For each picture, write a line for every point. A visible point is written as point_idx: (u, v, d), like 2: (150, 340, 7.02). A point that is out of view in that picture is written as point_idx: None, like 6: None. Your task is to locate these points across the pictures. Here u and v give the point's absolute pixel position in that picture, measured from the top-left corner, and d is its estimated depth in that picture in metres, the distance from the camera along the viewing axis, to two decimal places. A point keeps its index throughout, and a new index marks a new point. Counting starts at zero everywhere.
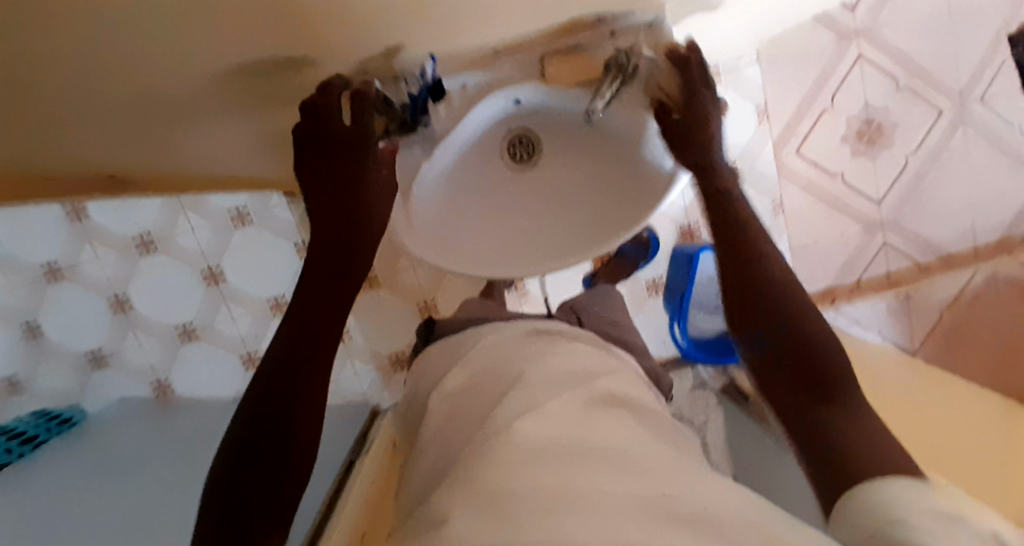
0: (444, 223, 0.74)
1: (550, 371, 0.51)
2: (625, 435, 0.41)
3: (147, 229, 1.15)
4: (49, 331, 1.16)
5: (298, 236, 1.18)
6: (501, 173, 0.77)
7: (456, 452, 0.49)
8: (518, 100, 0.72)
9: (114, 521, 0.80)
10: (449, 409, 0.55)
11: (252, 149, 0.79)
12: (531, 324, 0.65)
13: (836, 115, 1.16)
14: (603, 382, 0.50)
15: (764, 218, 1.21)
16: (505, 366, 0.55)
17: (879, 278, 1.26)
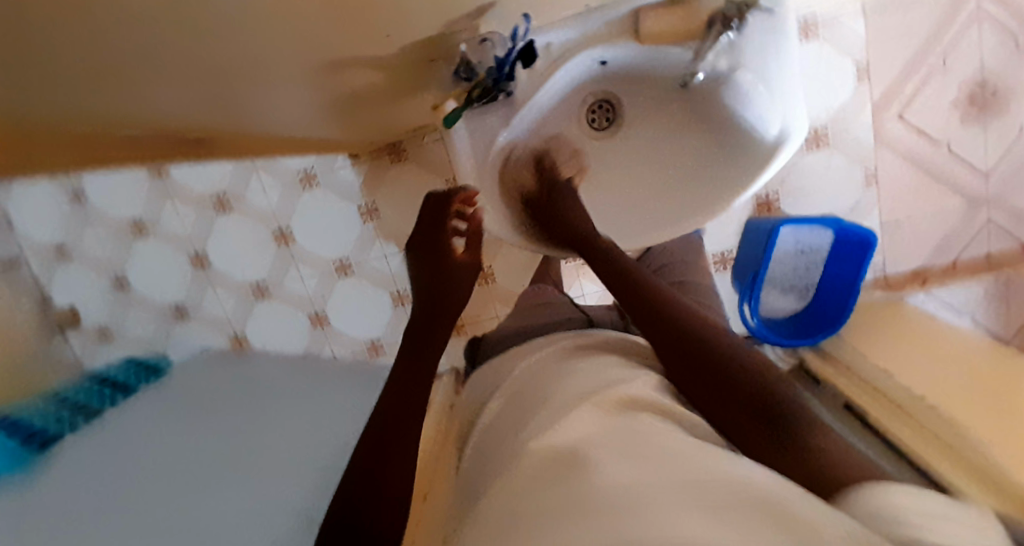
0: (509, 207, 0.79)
1: (573, 386, 0.50)
2: (640, 434, 0.38)
3: (222, 188, 1.20)
4: (135, 282, 1.27)
5: (360, 197, 1.19)
6: (579, 140, 0.77)
7: (511, 436, 0.49)
8: (603, 61, 0.71)
9: (175, 463, 0.84)
10: (502, 413, 0.55)
11: (318, 115, 0.79)
12: (570, 342, 0.64)
13: (947, 76, 1.04)
14: (622, 387, 0.47)
15: (850, 190, 1.11)
16: (545, 387, 0.53)
17: (976, 260, 1.13)
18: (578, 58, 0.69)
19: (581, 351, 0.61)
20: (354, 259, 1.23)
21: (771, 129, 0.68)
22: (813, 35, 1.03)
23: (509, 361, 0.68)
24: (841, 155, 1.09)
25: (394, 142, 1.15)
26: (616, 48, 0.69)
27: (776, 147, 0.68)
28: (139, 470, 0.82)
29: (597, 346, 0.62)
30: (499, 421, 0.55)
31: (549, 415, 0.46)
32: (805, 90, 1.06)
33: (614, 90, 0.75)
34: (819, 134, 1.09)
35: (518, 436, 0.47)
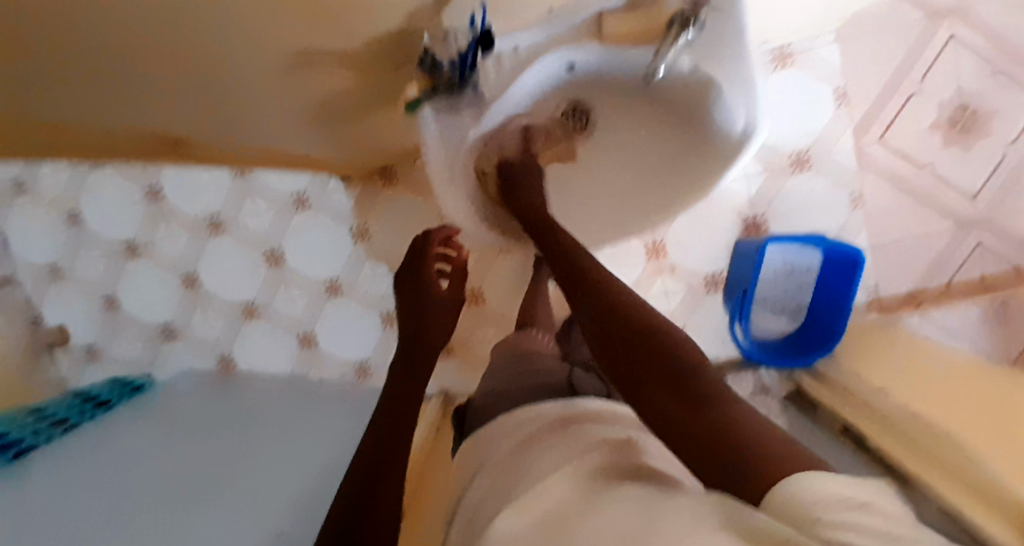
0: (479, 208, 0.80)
1: (557, 462, 0.49)
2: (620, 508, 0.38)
3: (216, 211, 1.21)
4: (125, 303, 1.27)
5: (352, 219, 1.21)
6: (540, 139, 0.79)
7: (495, 516, 0.48)
8: (571, 65, 0.71)
9: (149, 484, 0.81)
10: (489, 489, 0.54)
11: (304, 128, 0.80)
12: (554, 409, 0.61)
13: (924, 101, 1.06)
14: (594, 460, 0.48)
15: (837, 212, 1.11)
16: (517, 470, 0.53)
17: (970, 281, 1.11)
18: (542, 62, 0.69)
19: (565, 421, 0.58)
20: (345, 280, 1.24)
21: (738, 123, 0.69)
22: (789, 63, 1.06)
23: (494, 426, 0.65)
24: (827, 178, 1.10)
25: (386, 165, 1.18)
26: (583, 51, 0.69)
27: (743, 139, 0.70)
28: (114, 490, 0.79)
29: (581, 414, 0.59)
30: (485, 503, 0.53)
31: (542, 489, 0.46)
32: (787, 114, 1.08)
33: (584, 93, 0.76)
34: (802, 157, 1.10)
35: (503, 515, 0.47)
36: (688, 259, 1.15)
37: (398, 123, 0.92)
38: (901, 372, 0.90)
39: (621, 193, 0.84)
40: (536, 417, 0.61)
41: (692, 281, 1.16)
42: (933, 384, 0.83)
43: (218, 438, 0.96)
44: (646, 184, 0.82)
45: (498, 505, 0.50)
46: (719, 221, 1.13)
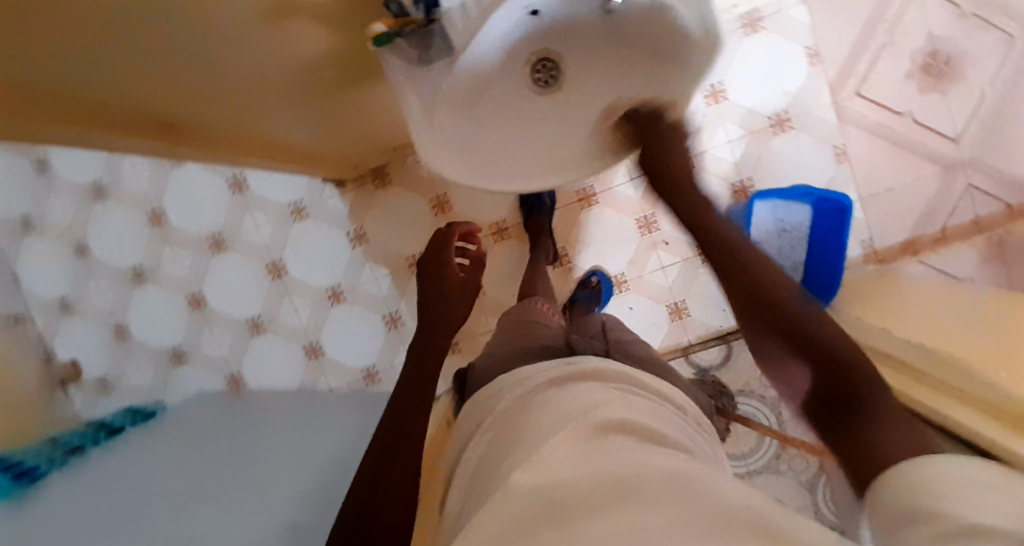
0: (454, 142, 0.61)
1: (553, 417, 0.49)
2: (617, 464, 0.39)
3: (216, 228, 1.25)
4: (134, 329, 1.29)
5: (349, 224, 1.24)
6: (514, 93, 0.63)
7: (493, 469, 0.48)
8: (534, 11, 0.58)
9: (158, 507, 0.81)
10: (486, 445, 0.53)
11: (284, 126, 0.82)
12: (551, 371, 0.61)
13: (896, 51, 1.09)
14: (600, 411, 0.48)
15: (823, 167, 1.12)
16: (511, 426, 0.52)
17: (966, 225, 1.10)
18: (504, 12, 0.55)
19: (561, 380, 0.58)
20: (345, 285, 1.25)
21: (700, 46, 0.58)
22: (760, 28, 1.10)
23: (491, 391, 0.64)
24: (809, 136, 1.12)
25: (378, 167, 1.22)
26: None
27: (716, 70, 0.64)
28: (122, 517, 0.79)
29: (579, 373, 0.59)
30: (484, 459, 0.51)
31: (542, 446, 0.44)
32: (763, 76, 1.11)
33: (553, 46, 0.62)
34: (782, 117, 1.12)
35: (501, 469, 0.46)
36: (682, 230, 1.16)
37: (385, 115, 0.96)
38: (903, 321, 0.88)
39: (595, 140, 0.64)
40: (528, 379, 0.61)
41: (686, 251, 1.17)
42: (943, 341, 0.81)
43: (227, 456, 0.96)
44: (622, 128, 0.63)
45: (495, 460, 0.49)
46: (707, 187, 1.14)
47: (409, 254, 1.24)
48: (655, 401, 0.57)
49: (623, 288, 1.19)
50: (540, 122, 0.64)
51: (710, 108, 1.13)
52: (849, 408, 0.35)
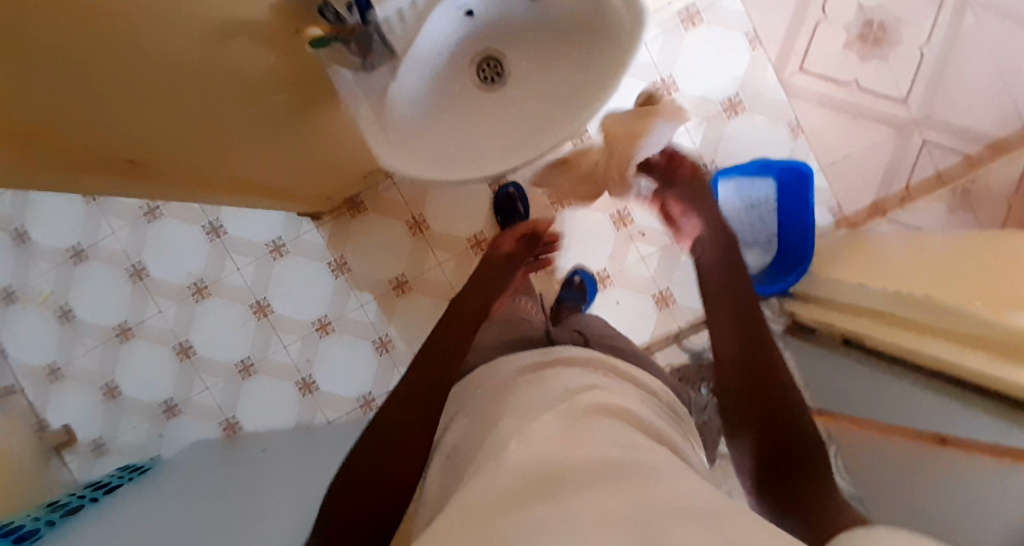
0: (422, 144, 0.63)
1: (535, 400, 0.50)
2: (601, 447, 0.39)
3: (199, 276, 1.25)
4: (123, 389, 1.26)
5: (329, 255, 1.25)
6: (466, 90, 0.66)
7: (474, 449, 0.48)
8: (469, 12, 0.61)
9: None
10: (465, 430, 0.53)
11: (251, 158, 0.85)
12: (530, 357, 0.62)
13: (832, 25, 1.14)
14: (586, 396, 0.49)
15: (781, 143, 1.15)
16: (488, 411, 0.52)
17: (928, 180, 1.13)
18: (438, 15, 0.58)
19: (542, 366, 0.59)
20: (333, 316, 1.26)
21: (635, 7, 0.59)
22: (699, 21, 1.14)
23: (471, 384, 0.63)
24: (763, 115, 1.15)
25: (351, 197, 1.24)
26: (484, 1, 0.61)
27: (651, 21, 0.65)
28: None
29: (560, 360, 0.60)
30: (464, 442, 0.51)
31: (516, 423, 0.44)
32: (709, 63, 1.15)
33: (495, 46, 0.66)
34: (734, 101, 1.15)
35: (482, 449, 0.46)
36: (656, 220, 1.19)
37: (349, 141, 0.99)
38: (872, 278, 0.89)
39: (553, 98, 0.65)
40: (505, 367, 0.61)
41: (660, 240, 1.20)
42: (920, 280, 0.80)
43: (229, 503, 0.94)
44: (574, 91, 0.64)
45: (474, 444, 0.48)
46: None
47: (392, 277, 1.25)
48: (640, 391, 0.59)
49: (605, 285, 1.20)
50: (484, 121, 0.66)
51: None
52: (804, 470, 0.47)
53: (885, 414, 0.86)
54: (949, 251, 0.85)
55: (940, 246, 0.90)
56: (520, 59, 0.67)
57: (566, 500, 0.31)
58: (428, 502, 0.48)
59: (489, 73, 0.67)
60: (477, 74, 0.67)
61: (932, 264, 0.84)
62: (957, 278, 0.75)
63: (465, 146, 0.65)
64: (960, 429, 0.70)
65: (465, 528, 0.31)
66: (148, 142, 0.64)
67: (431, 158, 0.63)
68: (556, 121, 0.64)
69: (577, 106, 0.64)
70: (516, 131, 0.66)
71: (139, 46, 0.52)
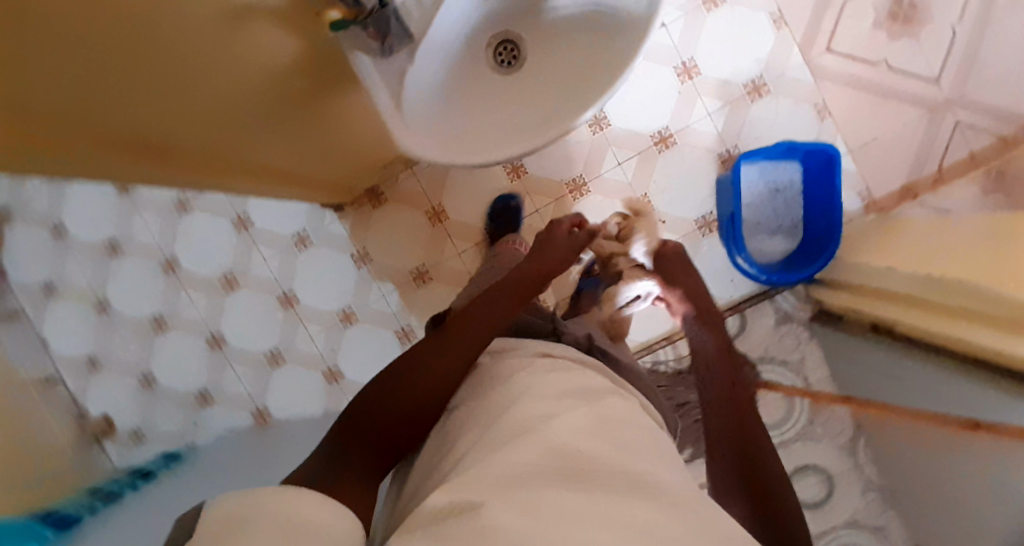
0: (441, 130, 0.64)
1: (553, 387, 0.51)
2: (620, 457, 0.41)
3: (228, 268, 1.29)
4: (158, 378, 1.31)
5: (352, 246, 1.27)
6: (483, 74, 0.67)
7: (478, 424, 0.48)
8: None
9: None
10: (467, 404, 0.53)
11: (282, 140, 0.86)
12: (540, 347, 0.61)
13: (859, 4, 1.11)
14: (603, 401, 0.50)
15: (806, 126, 1.13)
16: (493, 382, 0.55)
17: (962, 162, 1.09)
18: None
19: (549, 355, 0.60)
20: (355, 306, 1.28)
21: None
22: (720, 3, 1.12)
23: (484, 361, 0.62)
24: (787, 98, 1.13)
25: (371, 188, 1.26)
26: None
27: None
28: None
29: (569, 357, 0.61)
30: (465, 412, 0.52)
31: (527, 408, 0.47)
32: (731, 47, 1.13)
33: (511, 29, 0.67)
34: (758, 84, 1.13)
35: (489, 424, 0.47)
36: (678, 206, 1.16)
37: (371, 130, 0.99)
38: (905, 263, 0.87)
39: (571, 77, 0.65)
40: (514, 345, 0.63)
41: (683, 227, 1.17)
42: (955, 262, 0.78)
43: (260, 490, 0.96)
44: (592, 70, 0.64)
45: (479, 418, 0.49)
46: (692, 161, 1.16)
47: (413, 267, 1.27)
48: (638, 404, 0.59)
49: None
50: (501, 105, 0.67)
51: (685, 85, 1.14)
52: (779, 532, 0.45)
53: (913, 399, 0.85)
54: (982, 227, 0.82)
55: (971, 223, 0.87)
56: (536, 42, 0.67)
57: (588, 496, 0.33)
58: (422, 467, 0.50)
59: (506, 55, 0.68)
60: (494, 57, 0.68)
61: (963, 244, 0.81)
62: (988, 254, 0.72)
63: (483, 129, 0.65)
64: (989, 412, 0.68)
65: (487, 492, 0.34)
66: (172, 112, 0.66)
67: (448, 141, 0.63)
68: (570, 104, 0.64)
69: (591, 88, 0.63)
70: (534, 113, 0.66)
71: (168, 24, 0.52)
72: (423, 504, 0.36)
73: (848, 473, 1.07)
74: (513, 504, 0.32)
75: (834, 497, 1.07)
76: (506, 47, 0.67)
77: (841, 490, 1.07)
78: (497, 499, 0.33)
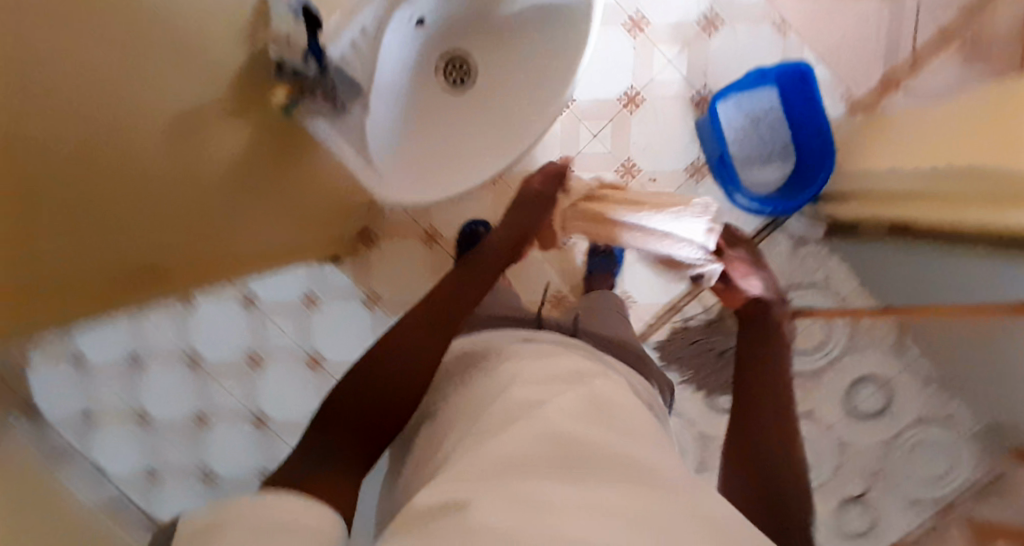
0: (413, 166, 0.63)
1: (540, 373, 0.55)
2: (606, 435, 0.44)
3: (248, 346, 1.28)
4: (219, 469, 1.31)
5: (360, 291, 1.27)
6: (437, 97, 0.65)
7: (471, 415, 0.52)
8: (420, 20, 0.58)
9: None
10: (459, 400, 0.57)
11: (272, 213, 0.87)
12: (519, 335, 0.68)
13: None
14: (589, 379, 0.54)
15: (770, 46, 1.10)
16: (485, 380, 0.59)
17: (936, 37, 1.06)
18: (389, 35, 0.55)
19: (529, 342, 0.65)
20: None
21: None
22: None
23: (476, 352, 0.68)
24: (743, 23, 1.10)
25: (361, 228, 1.25)
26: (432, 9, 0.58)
27: None
28: None
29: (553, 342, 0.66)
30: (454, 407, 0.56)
31: (518, 391, 0.51)
32: None
33: (454, 45, 0.64)
34: (711, 18, 1.10)
35: (483, 410, 0.51)
36: (664, 160, 1.14)
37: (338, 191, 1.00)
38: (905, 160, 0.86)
39: (528, 79, 0.64)
40: (495, 337, 0.69)
41: (676, 179, 1.14)
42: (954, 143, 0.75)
43: None
44: (546, 67, 0.62)
45: (473, 407, 0.53)
46: (666, 113, 1.13)
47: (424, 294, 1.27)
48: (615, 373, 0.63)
49: None
50: (465, 122, 0.65)
51: (638, 39, 1.11)
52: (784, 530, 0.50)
53: (942, 294, 0.84)
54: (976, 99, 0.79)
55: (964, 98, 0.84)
56: (483, 52, 0.64)
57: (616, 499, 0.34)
58: (423, 461, 0.53)
59: (456, 72, 0.65)
60: (442, 76, 0.65)
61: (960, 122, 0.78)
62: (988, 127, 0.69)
63: (454, 153, 0.64)
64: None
65: (478, 488, 0.35)
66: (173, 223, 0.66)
67: (424, 178, 0.62)
68: (533, 107, 0.63)
69: (550, 84, 0.62)
70: (502, 125, 0.64)
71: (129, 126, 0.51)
72: (413, 504, 0.37)
73: (902, 375, 1.06)
74: (508, 504, 0.33)
75: (895, 404, 1.07)
76: (453, 65, 0.65)
77: (904, 397, 1.06)
78: (486, 495, 0.34)
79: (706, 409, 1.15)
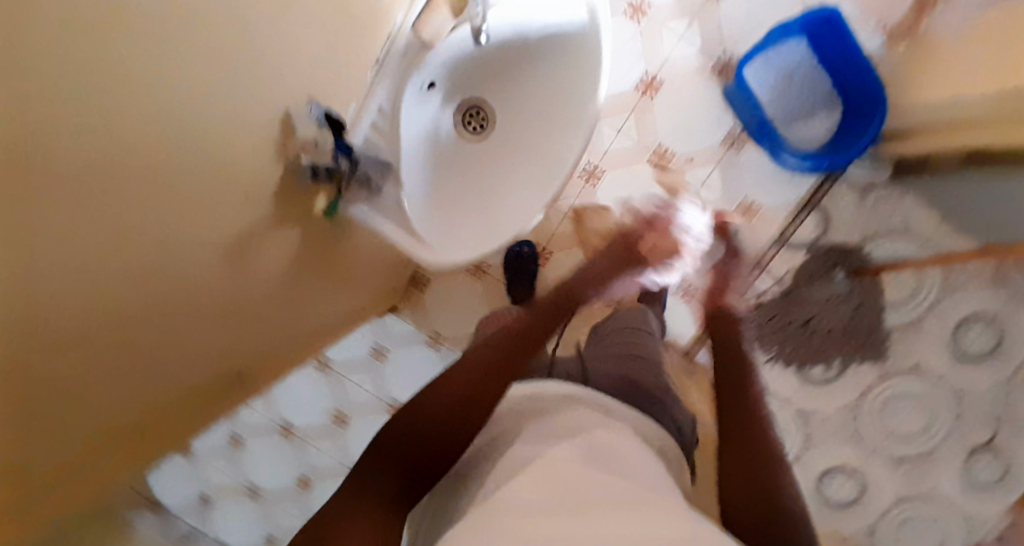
0: (463, 218, 0.66)
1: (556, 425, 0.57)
2: (605, 486, 0.43)
3: (334, 406, 1.27)
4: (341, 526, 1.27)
5: (423, 333, 1.29)
6: (466, 151, 0.66)
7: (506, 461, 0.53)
8: (430, 84, 0.60)
9: None
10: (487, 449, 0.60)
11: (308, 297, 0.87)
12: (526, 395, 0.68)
13: None
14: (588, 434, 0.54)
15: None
16: (522, 423, 0.62)
17: None
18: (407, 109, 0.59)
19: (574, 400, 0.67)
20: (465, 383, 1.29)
21: None
22: None
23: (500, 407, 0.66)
24: None
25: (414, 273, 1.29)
26: (441, 71, 0.60)
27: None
28: None
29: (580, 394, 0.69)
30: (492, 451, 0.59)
31: (523, 450, 0.53)
32: None
33: (473, 94, 0.64)
34: None
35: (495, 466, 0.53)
36: (697, 138, 1.09)
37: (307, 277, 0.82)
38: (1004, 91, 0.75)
39: (550, 109, 0.65)
40: (531, 394, 0.68)
41: (712, 155, 1.10)
42: None
43: None
44: (566, 96, 0.63)
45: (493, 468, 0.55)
46: (687, 92, 1.08)
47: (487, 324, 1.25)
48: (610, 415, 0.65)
49: None
50: (500, 166, 0.66)
51: (641, 24, 1.06)
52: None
53: None
54: None
55: None
56: (496, 95, 0.65)
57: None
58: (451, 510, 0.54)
59: (473, 119, 0.65)
60: (461, 123, 0.66)
61: None
62: None
63: (498, 198, 0.66)
64: None
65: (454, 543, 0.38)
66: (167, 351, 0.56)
67: (481, 232, 0.65)
68: (564, 134, 0.64)
69: (574, 111, 0.63)
70: (536, 159, 0.65)
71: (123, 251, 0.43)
72: None
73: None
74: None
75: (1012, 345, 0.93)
76: (474, 114, 0.65)
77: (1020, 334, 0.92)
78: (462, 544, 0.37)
79: (802, 384, 1.11)
